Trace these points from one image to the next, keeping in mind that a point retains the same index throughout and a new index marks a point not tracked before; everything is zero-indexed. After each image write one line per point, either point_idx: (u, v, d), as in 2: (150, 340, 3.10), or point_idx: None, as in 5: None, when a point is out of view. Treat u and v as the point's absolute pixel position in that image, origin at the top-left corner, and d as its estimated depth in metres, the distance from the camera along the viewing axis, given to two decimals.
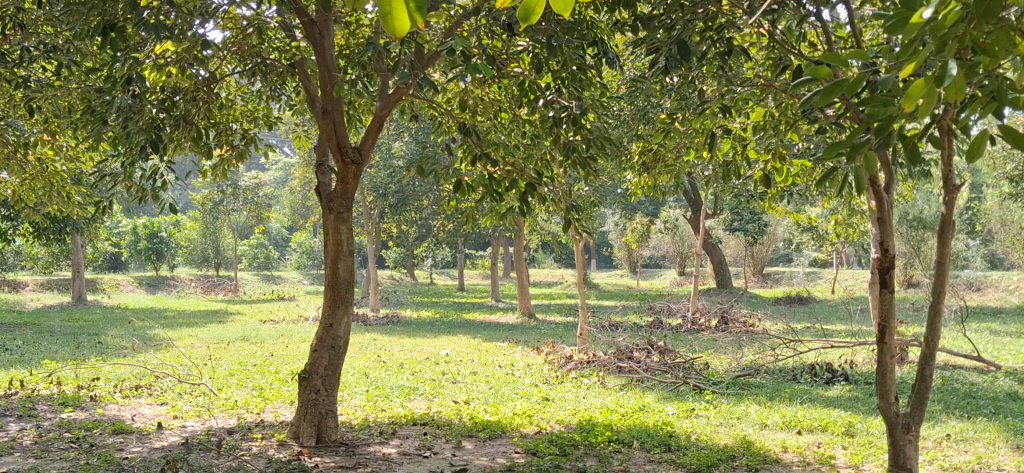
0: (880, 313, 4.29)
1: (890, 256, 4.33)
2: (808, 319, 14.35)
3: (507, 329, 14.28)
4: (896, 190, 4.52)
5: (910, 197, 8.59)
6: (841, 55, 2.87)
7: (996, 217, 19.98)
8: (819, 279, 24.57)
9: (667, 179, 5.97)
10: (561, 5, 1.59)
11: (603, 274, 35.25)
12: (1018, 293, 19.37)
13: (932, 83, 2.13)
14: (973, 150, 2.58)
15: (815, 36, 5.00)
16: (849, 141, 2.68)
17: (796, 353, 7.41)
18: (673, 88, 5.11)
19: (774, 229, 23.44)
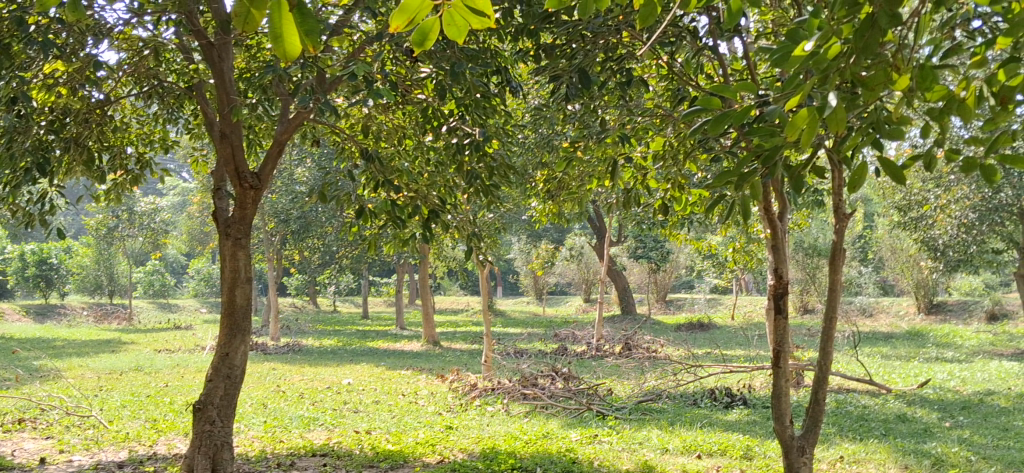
0: (776, 339, 4.39)
1: (785, 282, 4.45)
2: (707, 344, 14.68)
3: (412, 356, 14.16)
4: (790, 218, 4.67)
5: (805, 224, 8.86)
6: (730, 88, 2.96)
7: (886, 246, 20.80)
8: (719, 305, 25.10)
9: (571, 206, 6.04)
10: (455, 31, 1.72)
11: (509, 300, 35.34)
12: (909, 318, 20.12)
13: (815, 114, 2.21)
14: (854, 180, 2.69)
15: (712, 68, 5.14)
16: (738, 169, 2.77)
17: (696, 379, 7.53)
18: (577, 116, 5.17)
19: (676, 256, 23.89)
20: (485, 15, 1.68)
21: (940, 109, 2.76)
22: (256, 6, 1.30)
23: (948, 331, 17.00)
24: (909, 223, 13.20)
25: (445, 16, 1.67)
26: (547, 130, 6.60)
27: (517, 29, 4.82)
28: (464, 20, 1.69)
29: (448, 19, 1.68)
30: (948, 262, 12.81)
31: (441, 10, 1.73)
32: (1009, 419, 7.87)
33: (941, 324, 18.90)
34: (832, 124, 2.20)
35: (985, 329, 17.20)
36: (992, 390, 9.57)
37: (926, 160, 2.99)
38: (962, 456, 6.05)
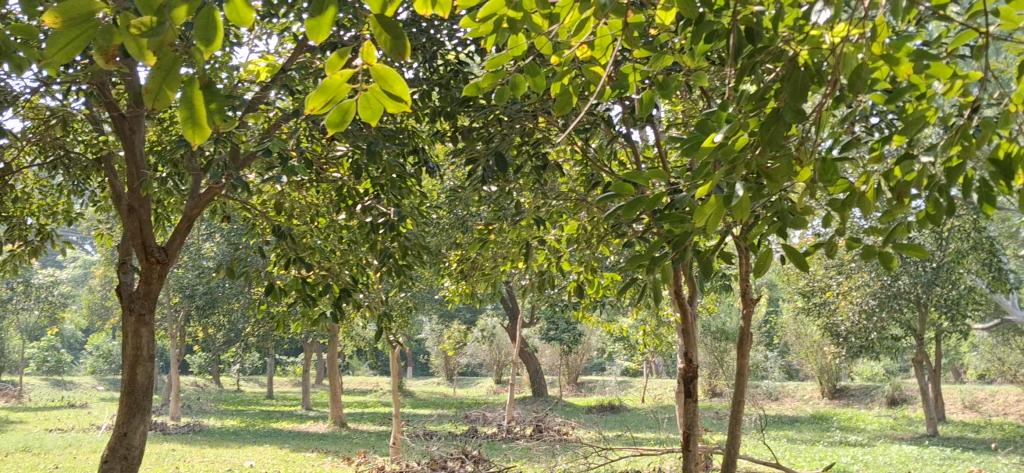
0: (685, 422, 4.46)
1: (694, 365, 4.53)
2: (618, 427, 14.73)
3: (318, 438, 13.84)
4: (699, 301, 4.76)
5: (713, 309, 9.03)
6: (642, 175, 3.03)
7: (791, 330, 21.30)
8: (629, 388, 25.27)
9: (485, 287, 6.06)
10: (370, 114, 1.73)
11: (419, 381, 34.95)
12: (813, 403, 20.57)
13: (723, 202, 2.28)
14: (760, 266, 2.76)
15: (625, 155, 5.25)
16: (649, 253, 2.82)
17: (608, 462, 7.53)
18: (492, 198, 5.22)
19: (588, 338, 24.05)
20: (402, 100, 1.69)
21: (841, 201, 2.88)
22: (171, 81, 1.30)
23: (851, 415, 17.38)
24: (813, 308, 13.54)
25: (362, 98, 1.69)
26: (462, 211, 6.62)
27: (434, 111, 4.87)
28: (379, 103, 1.71)
29: (364, 101, 1.70)
30: (850, 347, 13.13)
31: (358, 92, 1.75)
32: None
33: (843, 408, 19.37)
34: (739, 213, 2.27)
35: (885, 413, 17.66)
36: None
37: (829, 247, 3.09)
38: None
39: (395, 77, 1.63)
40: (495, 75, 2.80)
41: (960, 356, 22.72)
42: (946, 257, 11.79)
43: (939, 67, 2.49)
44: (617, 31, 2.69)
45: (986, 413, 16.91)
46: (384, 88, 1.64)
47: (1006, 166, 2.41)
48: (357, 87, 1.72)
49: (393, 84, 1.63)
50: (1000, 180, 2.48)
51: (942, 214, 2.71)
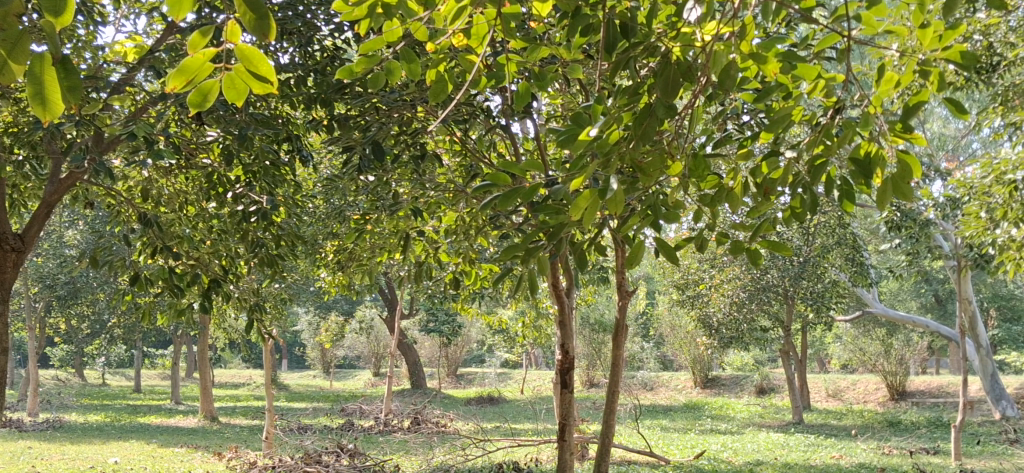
0: (561, 412, 4.51)
1: (569, 357, 4.59)
2: (497, 418, 14.80)
3: (188, 433, 13.42)
4: (575, 292, 4.81)
5: (591, 301, 9.18)
6: (518, 166, 3.02)
7: (666, 322, 21.82)
8: (508, 379, 25.46)
9: (362, 278, 5.98)
10: (234, 94, 1.66)
11: (295, 374, 34.36)
12: (686, 392, 21.16)
13: (596, 195, 2.29)
14: (634, 260, 2.79)
15: (504, 147, 5.26)
16: (523, 245, 2.82)
17: (485, 454, 7.55)
18: (369, 188, 5.13)
19: (468, 330, 24.13)
20: (267, 82, 1.63)
21: (711, 196, 2.94)
22: (15, 54, 1.21)
23: (722, 404, 17.94)
24: (686, 300, 13.84)
25: (226, 79, 1.61)
26: (339, 201, 6.49)
27: (309, 97, 4.74)
28: (244, 84, 1.64)
29: (228, 82, 1.63)
30: (721, 338, 13.42)
31: (223, 71, 1.67)
32: None
33: (715, 397, 20.00)
34: (612, 206, 2.28)
35: (754, 402, 18.29)
36: (761, 460, 10.15)
37: (699, 243, 3.15)
38: None
39: (261, 59, 1.57)
40: (369, 61, 2.74)
41: (823, 347, 23.71)
42: (812, 252, 12.31)
43: (805, 68, 2.56)
44: (492, 21, 2.67)
45: (847, 401, 17.70)
46: (250, 68, 1.58)
47: (865, 166, 2.50)
48: (219, 67, 1.65)
49: (258, 65, 1.57)
50: (861, 180, 2.56)
51: (806, 212, 2.79)
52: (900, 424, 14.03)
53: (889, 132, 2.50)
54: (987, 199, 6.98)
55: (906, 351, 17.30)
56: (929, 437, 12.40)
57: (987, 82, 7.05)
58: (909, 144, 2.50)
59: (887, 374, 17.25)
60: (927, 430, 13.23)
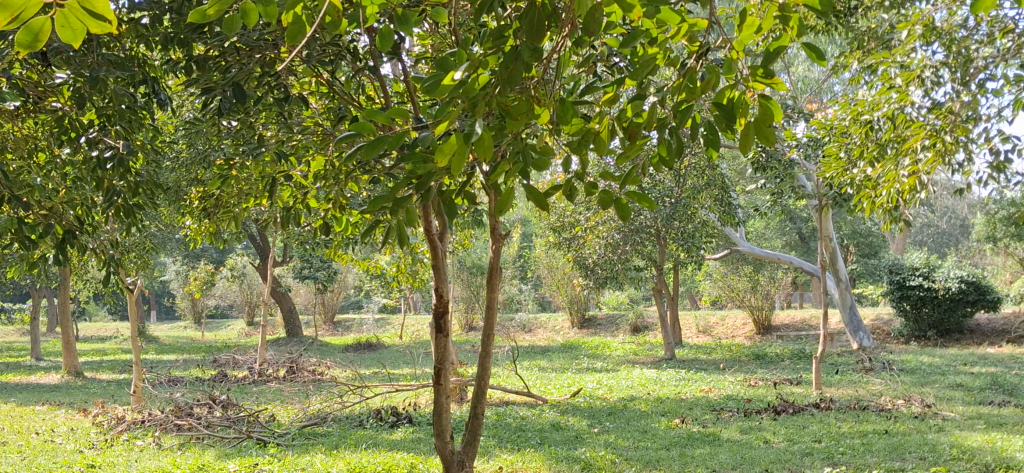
0: (436, 357, 4.54)
1: (445, 302, 4.58)
2: (374, 364, 14.74)
3: (49, 390, 12.85)
4: (450, 235, 4.79)
5: (466, 244, 9.21)
6: (383, 113, 2.95)
7: (542, 263, 22.05)
8: (386, 324, 25.40)
9: (229, 226, 5.82)
10: (71, 36, 1.53)
11: (164, 325, 33.38)
12: (563, 333, 21.53)
13: (462, 141, 2.26)
14: (504, 208, 2.79)
15: (373, 90, 5.16)
16: (390, 194, 2.78)
17: (362, 400, 7.54)
18: (233, 132, 4.96)
19: (345, 276, 23.86)
20: (105, 20, 1.51)
21: (579, 144, 2.93)
22: None
23: (598, 343, 18.31)
24: (562, 243, 13.98)
25: (59, 17, 1.49)
26: (202, 146, 6.27)
27: (165, 38, 4.53)
28: (80, 23, 1.52)
29: (62, 21, 1.50)
30: (597, 278, 13.63)
31: (55, 7, 1.55)
32: (648, 422, 8.64)
33: (591, 336, 20.42)
34: (481, 151, 2.25)
35: (629, 340, 18.75)
36: (634, 396, 10.41)
37: (567, 191, 3.17)
38: (607, 459, 6.72)
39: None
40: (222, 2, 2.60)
41: (694, 285, 24.45)
42: (684, 194, 12.64)
43: (671, 14, 2.56)
44: None
45: (716, 336, 18.34)
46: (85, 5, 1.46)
47: (729, 112, 2.54)
48: (50, 4, 1.52)
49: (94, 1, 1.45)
50: (725, 125, 2.59)
51: (673, 158, 2.82)
52: (765, 357, 14.64)
53: (751, 78, 2.54)
54: (845, 140, 7.24)
55: (770, 287, 18.03)
56: (792, 369, 12.99)
57: (845, 26, 7.30)
58: (769, 89, 2.55)
59: (754, 309, 17.95)
60: (789, 362, 13.84)
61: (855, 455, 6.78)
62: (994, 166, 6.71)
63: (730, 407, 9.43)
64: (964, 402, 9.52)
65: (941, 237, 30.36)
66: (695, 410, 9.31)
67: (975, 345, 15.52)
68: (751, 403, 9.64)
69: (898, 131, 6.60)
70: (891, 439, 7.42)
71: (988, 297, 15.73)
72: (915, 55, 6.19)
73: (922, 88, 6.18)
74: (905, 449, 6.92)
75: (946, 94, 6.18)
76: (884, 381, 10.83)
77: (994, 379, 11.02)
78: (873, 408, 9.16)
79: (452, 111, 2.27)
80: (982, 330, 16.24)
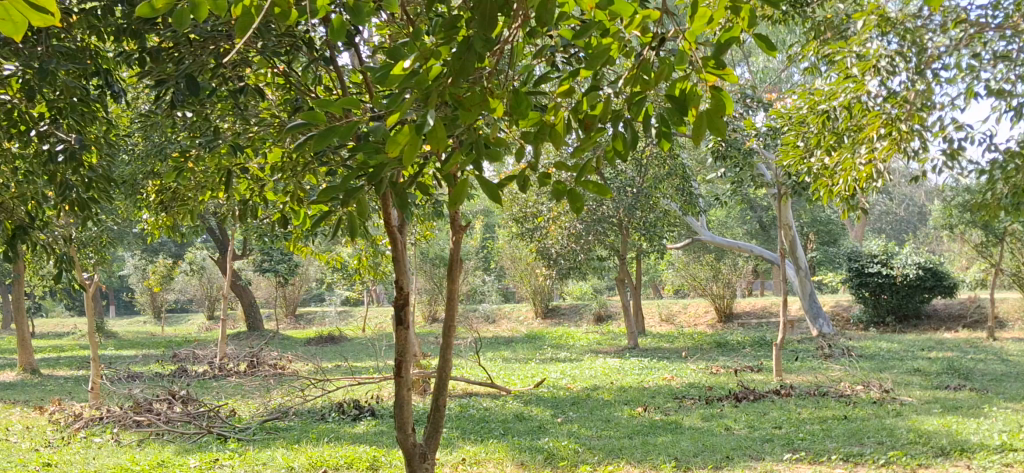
0: (397, 349, 4.51)
1: (405, 293, 4.56)
2: (337, 357, 14.66)
3: (4, 388, 12.64)
4: (409, 227, 4.76)
5: (428, 235, 9.20)
6: (336, 104, 2.93)
7: (506, 254, 22.05)
8: (349, 317, 25.29)
9: (186, 219, 5.76)
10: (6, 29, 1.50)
11: (123, 320, 32.98)
12: (527, 323, 21.56)
13: (416, 132, 2.25)
14: (457, 199, 2.78)
15: (330, 81, 5.12)
16: (342, 184, 2.76)
17: (324, 394, 7.50)
18: (188, 124, 4.90)
19: (306, 268, 23.71)
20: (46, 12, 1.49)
21: (534, 134, 2.94)
22: None
23: (561, 333, 18.36)
24: (525, 233, 13.99)
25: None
26: (157, 139, 6.20)
27: (118, 29, 4.46)
28: (22, 16, 1.49)
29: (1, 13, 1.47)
30: (560, 269, 13.66)
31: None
32: (611, 411, 8.69)
33: (555, 326, 20.47)
34: (433, 143, 2.24)
35: (592, 330, 18.83)
36: (597, 385, 10.46)
37: (521, 182, 3.17)
38: (570, 448, 6.75)
39: None
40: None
41: (657, 274, 24.60)
42: (646, 183, 12.72)
43: (625, 5, 2.56)
44: None
45: (679, 325, 18.47)
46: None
47: (682, 103, 2.54)
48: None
49: None
50: (678, 116, 2.60)
51: (626, 150, 2.83)
52: (727, 344, 14.77)
53: (703, 69, 2.55)
54: (802, 129, 7.30)
55: (732, 275, 18.18)
56: (753, 356, 13.13)
57: (802, 16, 7.36)
58: (722, 80, 2.56)
59: (716, 297, 18.09)
60: (751, 349, 13.98)
61: (814, 441, 6.86)
62: (948, 153, 6.82)
63: (691, 395, 9.51)
64: (921, 387, 9.67)
65: (899, 224, 30.81)
66: (657, 398, 9.38)
67: (932, 330, 15.83)
68: (712, 391, 9.72)
69: (854, 120, 6.66)
70: (849, 424, 7.52)
71: (945, 282, 16.04)
72: (870, 44, 6.25)
73: (877, 77, 6.27)
74: (864, 434, 7.01)
75: (900, 83, 6.26)
76: (843, 368, 10.97)
77: (949, 363, 11.22)
78: (832, 394, 9.28)
79: (404, 101, 2.26)
80: (939, 315, 16.59)
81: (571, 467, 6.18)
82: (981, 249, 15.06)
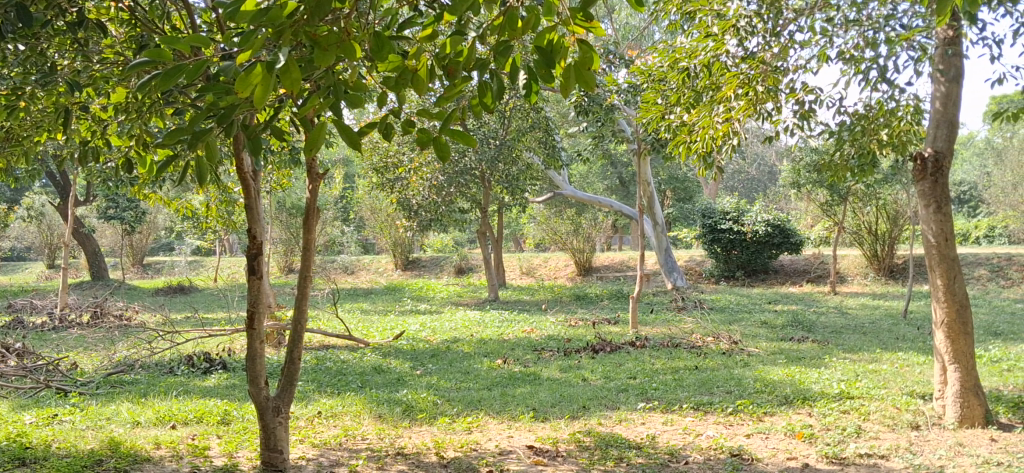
0: (249, 301, 4.31)
1: (259, 242, 4.36)
2: (187, 308, 14.15)
3: None
4: (263, 173, 4.55)
5: (285, 184, 8.90)
6: (182, 40, 2.73)
7: (366, 205, 21.73)
8: (201, 266, 24.47)
9: (20, 161, 5.36)
10: None
11: None
12: (387, 275, 21.37)
13: (266, 70, 2.10)
14: (315, 144, 2.65)
15: (179, 19, 4.81)
16: (189, 126, 2.59)
17: (172, 345, 7.19)
18: (21, 60, 4.52)
19: (154, 216, 22.73)
20: None
21: (397, 81, 2.82)
22: None
23: (421, 285, 18.27)
24: (385, 184, 13.77)
25: None
26: None
27: None
28: None
29: None
30: (421, 221, 13.52)
31: None
32: (470, 363, 8.67)
33: (415, 279, 20.38)
34: (287, 84, 2.11)
35: (452, 282, 18.82)
36: (457, 338, 10.45)
37: (383, 130, 3.04)
38: (429, 401, 6.71)
39: None
40: None
41: (518, 227, 24.79)
42: (508, 136, 12.73)
43: None
44: None
45: (539, 278, 18.68)
46: None
47: (548, 55, 2.47)
48: None
49: None
50: (546, 69, 2.53)
51: (492, 101, 2.74)
52: (585, 297, 15.03)
53: (570, 20, 2.48)
54: (662, 86, 7.38)
55: (592, 229, 18.47)
56: (610, 309, 13.41)
57: None
58: (590, 34, 2.49)
59: (576, 251, 18.37)
60: (608, 302, 14.27)
61: (667, 390, 7.05)
62: (801, 114, 7.02)
63: (550, 347, 9.62)
64: (767, 338, 10.08)
65: (750, 183, 32.03)
66: (516, 351, 9.43)
67: (779, 285, 16.58)
68: (570, 343, 9.84)
69: (713, 78, 6.77)
70: (699, 374, 7.77)
71: (792, 239, 16.71)
72: (731, 4, 6.34)
73: (736, 38, 6.38)
74: (713, 384, 7.25)
75: (758, 44, 6.39)
76: (695, 320, 11.33)
77: (794, 316, 11.75)
78: (685, 345, 9.56)
79: (256, 40, 2.11)
80: (785, 270, 17.37)
81: (429, 420, 6.13)
82: (825, 208, 15.77)
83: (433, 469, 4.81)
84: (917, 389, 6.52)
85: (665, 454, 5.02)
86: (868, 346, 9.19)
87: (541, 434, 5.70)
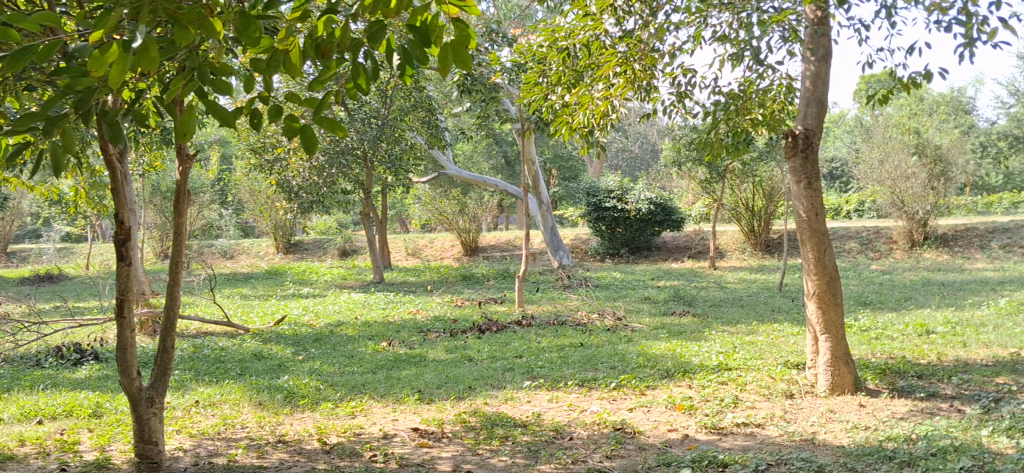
0: (118, 288, 4.10)
1: (126, 227, 4.12)
2: (55, 298, 13.52)
3: None
4: (129, 154, 4.31)
5: (156, 166, 8.57)
6: (31, 19, 2.56)
7: (245, 187, 21.18)
8: (70, 253, 23.45)
9: None
10: None
11: None
12: (269, 258, 20.92)
13: (122, 50, 1.97)
14: (182, 128, 2.53)
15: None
16: (41, 113, 2.43)
17: (37, 337, 6.85)
18: None
19: (18, 202, 21.65)
20: None
21: (266, 62, 2.70)
22: None
23: (304, 268, 17.95)
24: (264, 166, 13.45)
25: None
26: None
27: None
28: None
29: None
30: (302, 203, 13.26)
31: None
32: (354, 346, 8.55)
33: (298, 262, 20.01)
34: (146, 64, 1.99)
35: (336, 265, 18.55)
36: (341, 321, 10.30)
37: (253, 113, 2.92)
38: (311, 386, 6.58)
39: None
40: None
41: (403, 208, 24.60)
42: (390, 116, 12.58)
43: None
44: None
45: (425, 259, 18.60)
46: None
47: (424, 35, 2.40)
48: None
49: None
50: (420, 49, 2.46)
51: (368, 83, 2.66)
52: (472, 277, 15.03)
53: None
54: (542, 65, 7.39)
55: (478, 209, 18.47)
56: (497, 288, 13.46)
57: None
58: (463, 12, 2.43)
59: (462, 231, 18.35)
60: (494, 282, 14.33)
61: (552, 368, 7.10)
62: (678, 94, 7.14)
63: (436, 328, 9.58)
64: (649, 313, 10.29)
65: (633, 160, 32.60)
66: (401, 333, 9.35)
67: (661, 261, 16.94)
68: (456, 323, 9.83)
69: (592, 58, 6.82)
70: (584, 351, 7.85)
71: (673, 217, 17.11)
72: None
73: (614, 18, 6.43)
74: (597, 360, 7.34)
75: (635, 24, 6.47)
76: (580, 297, 11.47)
77: (675, 291, 12.02)
78: (569, 323, 9.66)
79: (111, 18, 1.99)
80: (667, 247, 17.76)
81: (312, 405, 6.02)
82: (704, 185, 16.17)
83: (316, 455, 4.72)
84: (791, 359, 6.75)
85: (550, 432, 5.05)
86: (745, 319, 9.48)
87: (426, 415, 5.67)
